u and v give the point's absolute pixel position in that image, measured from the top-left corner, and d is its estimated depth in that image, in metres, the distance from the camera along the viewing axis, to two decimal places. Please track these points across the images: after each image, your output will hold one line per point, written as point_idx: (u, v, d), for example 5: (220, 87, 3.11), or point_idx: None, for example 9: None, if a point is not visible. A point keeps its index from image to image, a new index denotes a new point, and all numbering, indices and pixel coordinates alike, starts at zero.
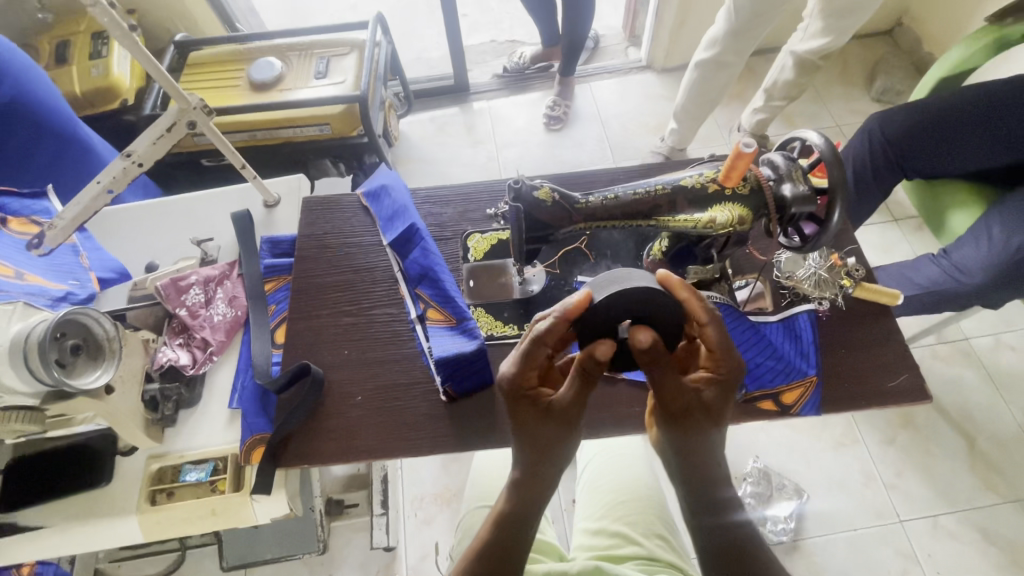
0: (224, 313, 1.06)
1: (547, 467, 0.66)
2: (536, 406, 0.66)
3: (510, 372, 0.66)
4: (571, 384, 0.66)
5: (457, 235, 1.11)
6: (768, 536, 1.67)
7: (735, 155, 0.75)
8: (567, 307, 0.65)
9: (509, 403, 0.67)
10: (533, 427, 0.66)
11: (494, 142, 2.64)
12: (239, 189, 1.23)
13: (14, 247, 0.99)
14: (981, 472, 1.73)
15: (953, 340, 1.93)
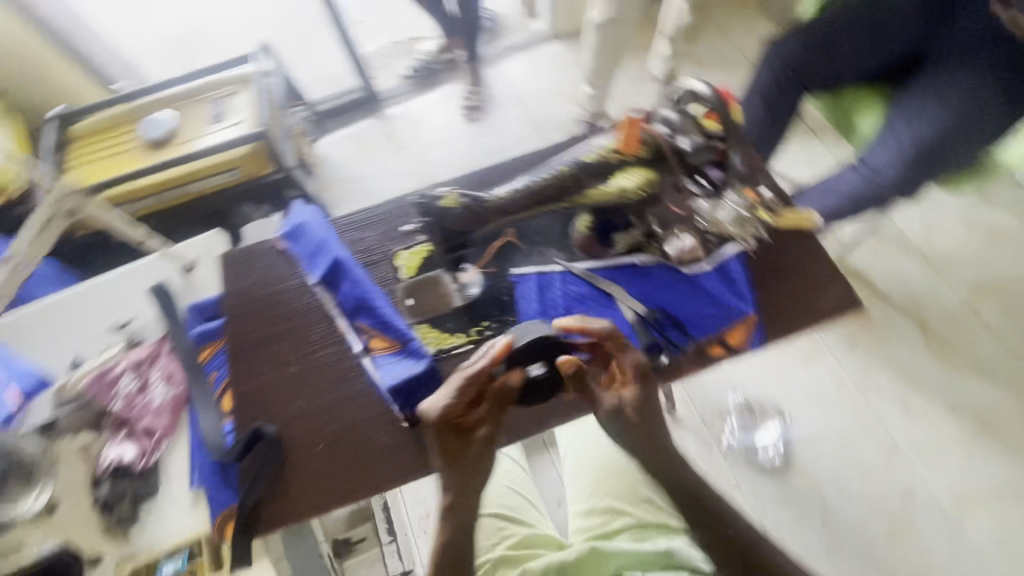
0: (164, 392, 1.01)
1: (474, 495, 0.74)
2: (459, 434, 0.74)
3: (439, 405, 0.75)
4: (490, 412, 0.76)
5: (385, 256, 1.08)
6: (761, 461, 1.73)
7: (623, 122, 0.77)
8: (495, 350, 0.75)
9: (439, 436, 0.74)
10: (461, 458, 0.73)
11: (417, 146, 2.51)
12: (150, 263, 1.15)
13: None
14: (937, 351, 1.82)
15: (889, 235, 2.01)
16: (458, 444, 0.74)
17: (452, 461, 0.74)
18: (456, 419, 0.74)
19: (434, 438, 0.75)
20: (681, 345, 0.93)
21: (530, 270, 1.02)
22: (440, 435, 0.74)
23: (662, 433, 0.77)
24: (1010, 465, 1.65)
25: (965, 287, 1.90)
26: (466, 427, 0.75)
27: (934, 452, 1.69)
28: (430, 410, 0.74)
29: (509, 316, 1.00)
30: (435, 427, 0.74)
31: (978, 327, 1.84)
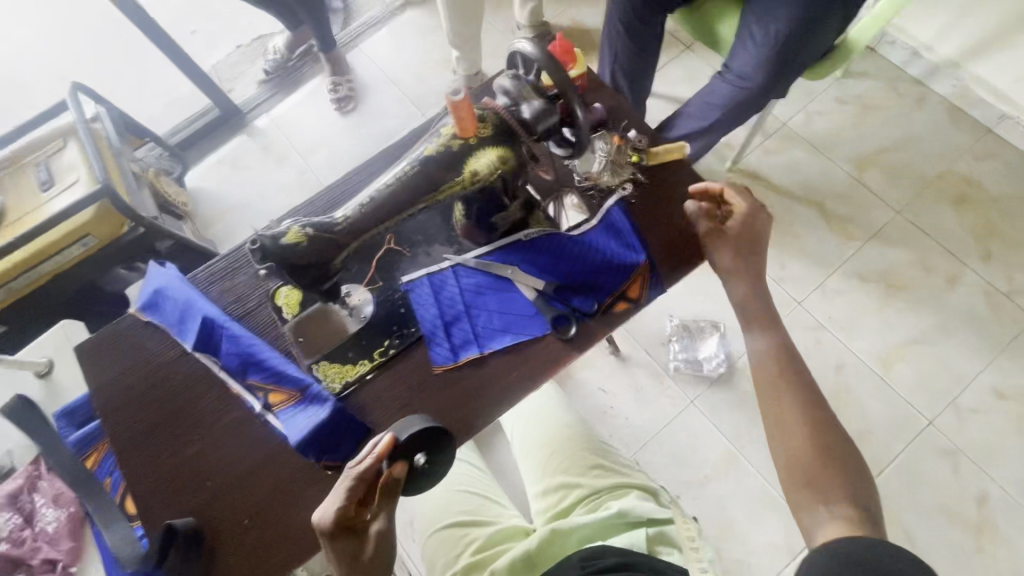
0: (55, 518, 1.05)
1: None
2: (350, 539, 0.72)
3: (333, 506, 0.72)
4: (382, 514, 0.74)
5: (262, 299, 0.97)
6: (711, 374, 1.71)
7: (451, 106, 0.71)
8: (380, 446, 0.74)
9: (330, 542, 0.72)
10: (357, 566, 0.71)
11: (297, 153, 2.24)
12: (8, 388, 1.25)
13: None
14: (838, 228, 1.91)
15: (775, 129, 2.05)
16: (351, 549, 0.72)
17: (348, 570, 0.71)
18: (346, 523, 0.72)
19: (327, 545, 0.72)
20: (587, 312, 0.91)
21: (420, 274, 0.95)
22: (333, 542, 0.72)
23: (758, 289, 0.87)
24: (918, 314, 1.78)
25: (850, 161, 1.99)
26: (358, 530, 0.73)
27: (853, 321, 1.79)
28: (319, 519, 0.72)
29: (410, 328, 0.93)
30: (327, 534, 0.72)
31: (868, 196, 1.94)
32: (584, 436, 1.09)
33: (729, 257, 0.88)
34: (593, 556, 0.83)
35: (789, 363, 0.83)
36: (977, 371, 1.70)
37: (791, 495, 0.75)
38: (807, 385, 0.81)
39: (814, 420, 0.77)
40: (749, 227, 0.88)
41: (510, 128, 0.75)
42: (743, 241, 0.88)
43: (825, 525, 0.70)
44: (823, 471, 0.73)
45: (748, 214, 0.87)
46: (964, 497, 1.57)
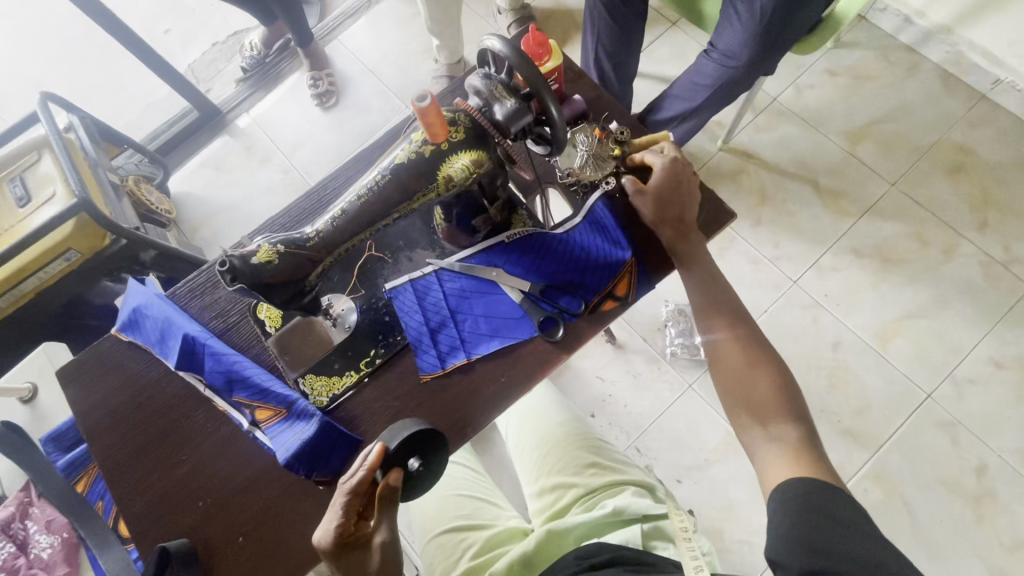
0: (50, 542, 1.06)
1: None
2: (355, 550, 0.72)
3: (335, 526, 0.71)
4: (383, 521, 0.73)
5: (244, 313, 0.96)
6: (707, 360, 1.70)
7: (420, 114, 0.66)
8: (369, 458, 0.71)
9: (334, 559, 0.72)
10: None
11: (281, 153, 2.19)
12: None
13: None
14: (833, 204, 1.88)
15: (766, 106, 2.01)
16: (356, 562, 0.71)
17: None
18: (348, 539, 0.71)
19: (332, 561, 0.72)
20: (574, 312, 0.89)
21: (403, 281, 0.92)
22: (338, 557, 0.72)
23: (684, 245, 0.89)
24: (914, 287, 1.76)
25: (843, 134, 1.95)
26: (361, 542, 0.72)
27: (850, 298, 1.77)
28: (319, 538, 0.71)
29: (396, 336, 0.92)
30: (329, 553, 0.72)
31: (861, 169, 1.91)
32: (579, 433, 1.07)
33: (648, 211, 0.88)
34: (592, 552, 0.82)
35: (723, 295, 0.91)
36: (974, 342, 1.69)
37: (734, 419, 0.86)
38: (738, 313, 0.90)
39: (748, 348, 0.87)
40: (668, 181, 0.87)
41: (484, 130, 0.72)
42: (665, 194, 0.87)
43: (766, 446, 0.80)
44: (758, 392, 0.83)
45: (666, 168, 0.87)
46: (964, 469, 1.57)
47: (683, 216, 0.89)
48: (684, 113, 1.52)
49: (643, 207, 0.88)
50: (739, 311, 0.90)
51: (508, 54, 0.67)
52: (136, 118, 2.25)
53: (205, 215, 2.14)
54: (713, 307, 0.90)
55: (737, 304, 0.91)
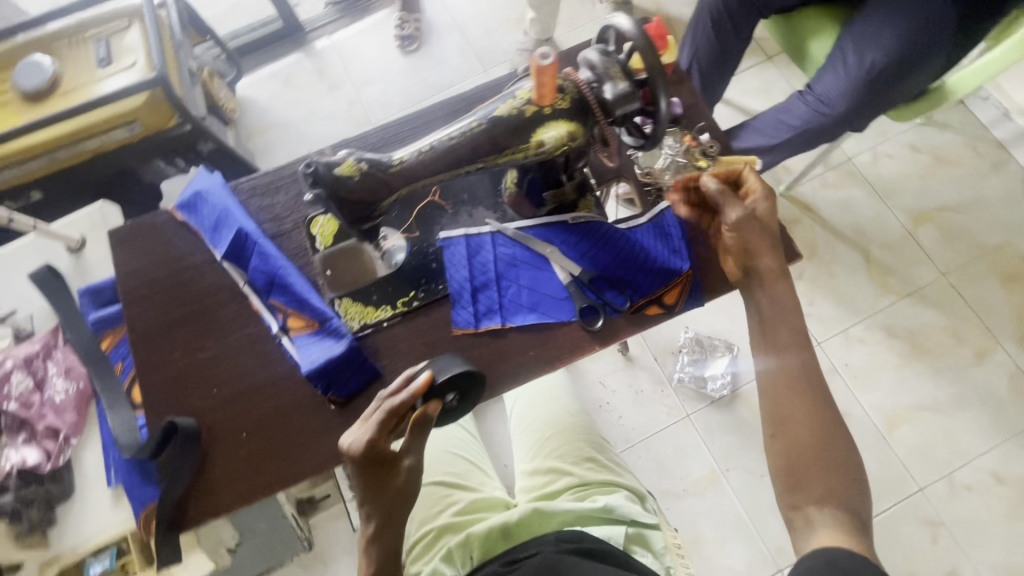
0: (66, 388, 0.94)
1: (397, 525, 0.74)
2: (381, 466, 0.72)
3: (366, 441, 0.71)
4: (412, 445, 0.74)
5: (298, 224, 0.97)
6: (709, 395, 1.69)
7: (535, 72, 0.66)
8: (416, 383, 0.72)
9: (359, 471, 0.71)
10: (382, 496, 0.72)
11: (351, 83, 2.20)
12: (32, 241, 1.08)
13: None
14: (877, 277, 1.85)
15: (838, 164, 1.97)
16: (383, 479, 0.72)
17: (373, 496, 0.72)
18: (375, 455, 0.71)
19: (354, 469, 0.72)
20: (617, 308, 0.88)
21: (458, 234, 0.94)
22: (363, 467, 0.71)
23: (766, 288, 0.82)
24: (936, 381, 1.74)
25: (907, 212, 1.91)
26: (389, 462, 0.72)
27: (870, 374, 1.76)
28: (349, 445, 0.71)
29: (438, 285, 0.93)
30: (356, 461, 0.71)
31: (916, 252, 1.87)
32: (586, 427, 1.07)
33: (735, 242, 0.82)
34: (571, 538, 0.84)
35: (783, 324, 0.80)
36: (982, 451, 1.67)
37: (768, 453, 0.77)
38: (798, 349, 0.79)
39: (799, 389, 0.76)
40: (766, 215, 0.82)
41: (588, 106, 0.71)
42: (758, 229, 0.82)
43: None
44: (801, 437, 0.74)
45: (764, 206, 0.82)
46: (935, 569, 1.57)
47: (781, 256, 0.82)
48: (762, 147, 1.49)
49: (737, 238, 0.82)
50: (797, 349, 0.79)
51: (635, 37, 0.67)
52: (222, 14, 2.28)
53: (265, 125, 2.15)
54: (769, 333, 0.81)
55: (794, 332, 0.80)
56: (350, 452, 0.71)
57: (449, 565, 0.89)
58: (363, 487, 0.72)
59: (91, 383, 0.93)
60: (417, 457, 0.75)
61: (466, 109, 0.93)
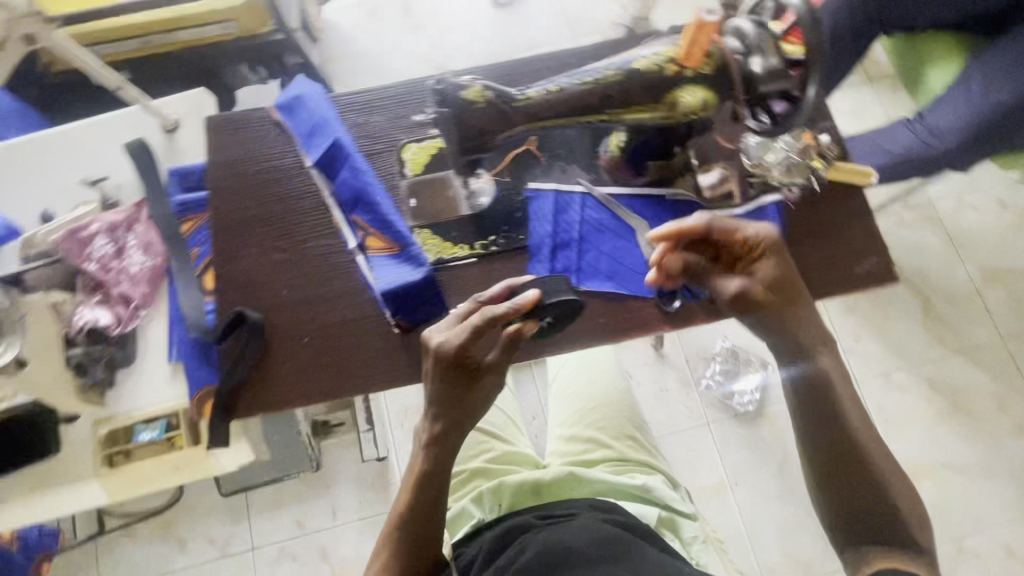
0: (142, 262, 0.95)
1: (462, 428, 0.79)
2: (466, 370, 0.75)
3: (458, 342, 0.74)
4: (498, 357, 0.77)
5: (390, 147, 0.96)
6: (733, 407, 1.68)
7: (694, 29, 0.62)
8: (522, 300, 0.73)
9: (442, 370, 0.75)
10: (459, 396, 0.77)
11: (435, 25, 2.15)
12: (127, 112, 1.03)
13: None
14: (932, 327, 1.78)
15: (919, 204, 1.88)
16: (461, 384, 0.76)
17: (450, 395, 0.76)
18: (463, 357, 0.74)
19: (439, 366, 0.75)
20: (696, 292, 0.88)
21: (549, 187, 0.93)
22: (448, 366, 0.75)
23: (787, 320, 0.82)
24: (970, 443, 1.69)
25: (979, 269, 1.83)
26: (473, 367, 0.75)
27: (902, 423, 1.71)
28: (441, 344, 0.74)
29: (519, 234, 0.92)
30: (443, 358, 0.74)
31: (979, 310, 1.80)
32: (629, 407, 1.07)
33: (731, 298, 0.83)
34: (606, 508, 0.85)
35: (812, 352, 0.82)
36: (1000, 522, 1.63)
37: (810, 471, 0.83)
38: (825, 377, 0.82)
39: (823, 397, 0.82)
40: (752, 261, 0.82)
41: (732, 77, 0.68)
42: (774, 283, 0.81)
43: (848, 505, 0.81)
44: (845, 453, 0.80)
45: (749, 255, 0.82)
46: None
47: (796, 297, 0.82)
48: None
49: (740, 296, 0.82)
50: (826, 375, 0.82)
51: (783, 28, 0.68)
52: None
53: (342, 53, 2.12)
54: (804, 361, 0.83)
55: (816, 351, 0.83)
56: (442, 347, 0.74)
57: (477, 507, 0.92)
58: (442, 389, 0.76)
59: (167, 261, 0.95)
60: (496, 375, 0.77)
61: (580, 64, 0.95)
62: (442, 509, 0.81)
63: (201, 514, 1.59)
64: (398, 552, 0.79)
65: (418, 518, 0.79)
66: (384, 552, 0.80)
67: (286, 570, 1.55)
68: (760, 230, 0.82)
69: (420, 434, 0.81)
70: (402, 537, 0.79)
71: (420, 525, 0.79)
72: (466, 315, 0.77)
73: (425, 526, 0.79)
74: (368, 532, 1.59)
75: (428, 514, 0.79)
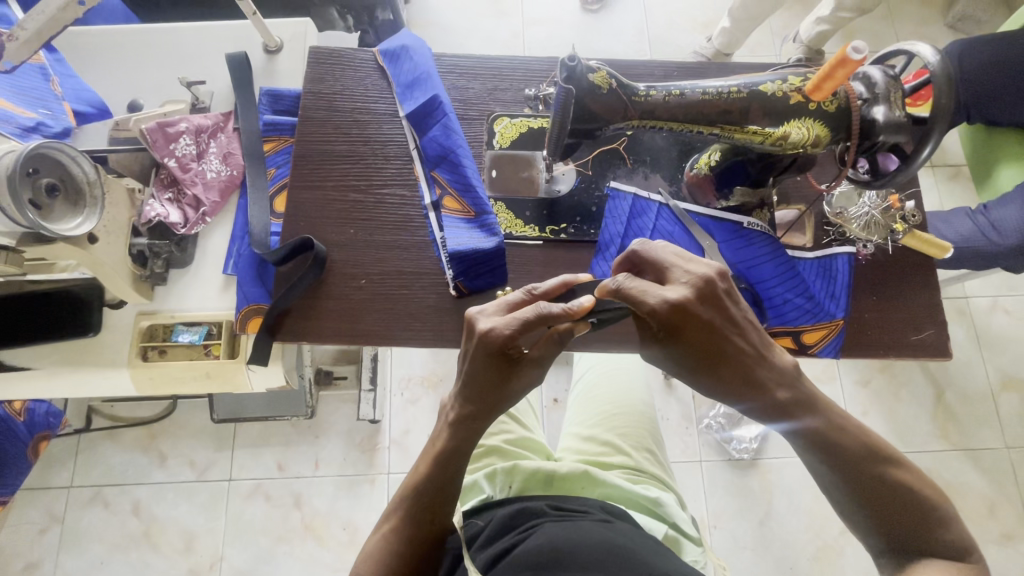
0: (218, 170, 0.97)
1: (491, 414, 0.73)
2: (507, 362, 0.69)
3: (505, 333, 0.66)
4: (541, 350, 0.71)
5: (482, 116, 0.98)
6: (729, 454, 1.59)
7: (837, 62, 0.62)
8: (579, 305, 0.66)
9: (485, 358, 0.68)
10: (497, 385, 0.70)
11: (520, 16, 2.04)
12: (233, 26, 1.06)
13: (37, 74, 0.95)
14: (940, 420, 1.70)
15: (952, 297, 1.80)
16: (503, 373, 0.70)
17: (488, 384, 0.70)
18: (507, 351, 0.67)
19: (479, 355, 0.68)
20: None
21: (628, 190, 0.92)
22: (490, 357, 0.68)
23: (755, 379, 0.68)
24: None
25: (998, 373, 1.75)
26: (514, 360, 0.69)
27: None
28: (486, 333, 0.66)
29: (591, 228, 0.93)
30: (486, 348, 0.67)
31: (990, 414, 1.71)
32: (650, 421, 1.09)
33: (686, 364, 0.68)
34: (617, 512, 0.85)
35: (773, 390, 0.68)
36: None
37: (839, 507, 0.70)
38: (814, 406, 0.69)
39: (831, 431, 0.68)
40: (684, 328, 0.65)
41: (850, 120, 0.70)
42: (685, 355, 0.67)
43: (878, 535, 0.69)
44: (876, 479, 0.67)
45: (686, 322, 0.64)
46: None
47: (751, 357, 0.67)
48: None
49: (695, 365, 0.68)
50: (815, 401, 0.69)
51: (915, 83, 0.70)
52: None
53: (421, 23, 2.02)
54: (777, 395, 0.68)
55: (797, 372, 0.70)
56: (484, 339, 0.67)
57: (488, 483, 0.92)
58: (480, 376, 0.70)
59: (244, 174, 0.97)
60: (541, 369, 0.72)
61: (682, 78, 0.98)
62: (456, 492, 0.76)
63: (187, 435, 1.57)
64: (405, 522, 0.74)
65: (431, 490, 0.74)
66: (390, 517, 0.75)
67: (257, 509, 1.52)
68: (663, 299, 0.63)
69: (446, 411, 0.76)
70: (411, 507, 0.74)
71: (432, 502, 0.74)
72: (513, 306, 0.70)
73: (438, 500, 0.75)
74: (345, 492, 1.54)
75: (442, 488, 0.75)
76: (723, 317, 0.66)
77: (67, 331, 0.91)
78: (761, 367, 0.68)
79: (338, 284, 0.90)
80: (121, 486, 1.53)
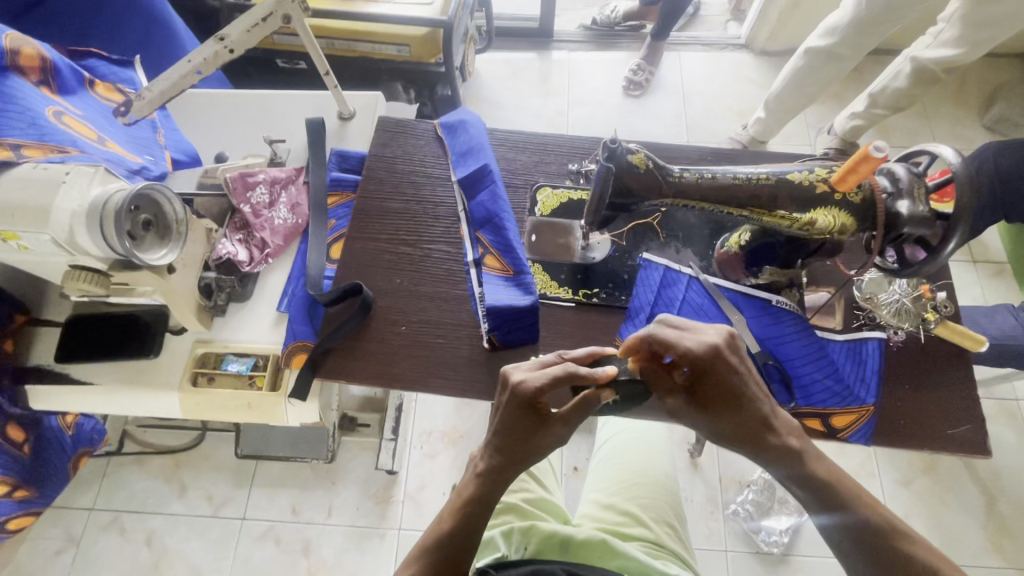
0: (285, 217, 1.08)
1: (518, 467, 0.74)
2: (536, 415, 0.72)
3: (534, 386, 0.70)
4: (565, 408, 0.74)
5: (527, 186, 1.06)
6: (758, 546, 1.50)
7: (863, 156, 0.67)
8: (603, 372, 0.73)
9: (516, 407, 0.71)
10: (527, 438, 0.72)
11: (566, 98, 2.21)
12: (315, 96, 1.21)
13: (145, 126, 1.09)
14: (992, 532, 1.57)
15: (1000, 397, 1.72)
16: (532, 425, 0.72)
17: (518, 437, 0.72)
18: (536, 404, 0.71)
19: (514, 404, 0.71)
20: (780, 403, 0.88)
21: (660, 261, 0.95)
22: (522, 407, 0.71)
23: (768, 423, 0.69)
24: None
25: None
26: (542, 415, 0.72)
27: None
28: (518, 384, 0.71)
29: (621, 295, 0.97)
30: (519, 398, 0.70)
31: None
32: (672, 494, 1.07)
33: (711, 412, 0.70)
34: None
35: (786, 436, 0.69)
36: None
37: None
38: (820, 462, 0.68)
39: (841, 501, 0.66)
40: (717, 371, 0.68)
41: (874, 211, 0.75)
42: (708, 403, 0.70)
43: None
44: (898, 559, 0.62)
45: (717, 367, 0.68)
46: None
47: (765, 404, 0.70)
48: None
49: (722, 414, 0.69)
50: (820, 457, 0.69)
51: (938, 180, 0.74)
52: None
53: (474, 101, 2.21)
54: (790, 441, 0.69)
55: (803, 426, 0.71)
56: (515, 390, 0.71)
57: (504, 541, 0.92)
58: (512, 426, 0.72)
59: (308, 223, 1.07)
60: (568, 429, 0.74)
61: (716, 163, 1.05)
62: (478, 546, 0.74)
63: (209, 468, 1.60)
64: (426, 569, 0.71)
65: (456, 538, 0.73)
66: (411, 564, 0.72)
67: (265, 552, 1.51)
68: (696, 342, 0.69)
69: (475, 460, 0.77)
70: (434, 557, 0.71)
71: (455, 554, 0.72)
72: (545, 365, 0.75)
73: (461, 551, 0.72)
74: (355, 543, 1.52)
75: (468, 535, 0.73)
76: (744, 365, 0.69)
77: (129, 353, 0.99)
78: (778, 416, 0.70)
79: (381, 327, 0.96)
80: (140, 513, 1.56)
